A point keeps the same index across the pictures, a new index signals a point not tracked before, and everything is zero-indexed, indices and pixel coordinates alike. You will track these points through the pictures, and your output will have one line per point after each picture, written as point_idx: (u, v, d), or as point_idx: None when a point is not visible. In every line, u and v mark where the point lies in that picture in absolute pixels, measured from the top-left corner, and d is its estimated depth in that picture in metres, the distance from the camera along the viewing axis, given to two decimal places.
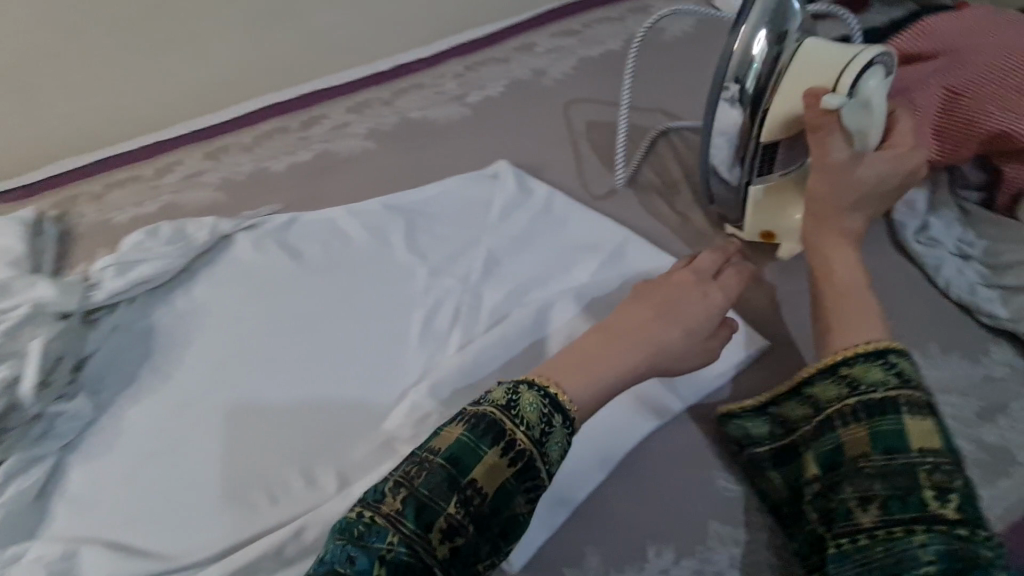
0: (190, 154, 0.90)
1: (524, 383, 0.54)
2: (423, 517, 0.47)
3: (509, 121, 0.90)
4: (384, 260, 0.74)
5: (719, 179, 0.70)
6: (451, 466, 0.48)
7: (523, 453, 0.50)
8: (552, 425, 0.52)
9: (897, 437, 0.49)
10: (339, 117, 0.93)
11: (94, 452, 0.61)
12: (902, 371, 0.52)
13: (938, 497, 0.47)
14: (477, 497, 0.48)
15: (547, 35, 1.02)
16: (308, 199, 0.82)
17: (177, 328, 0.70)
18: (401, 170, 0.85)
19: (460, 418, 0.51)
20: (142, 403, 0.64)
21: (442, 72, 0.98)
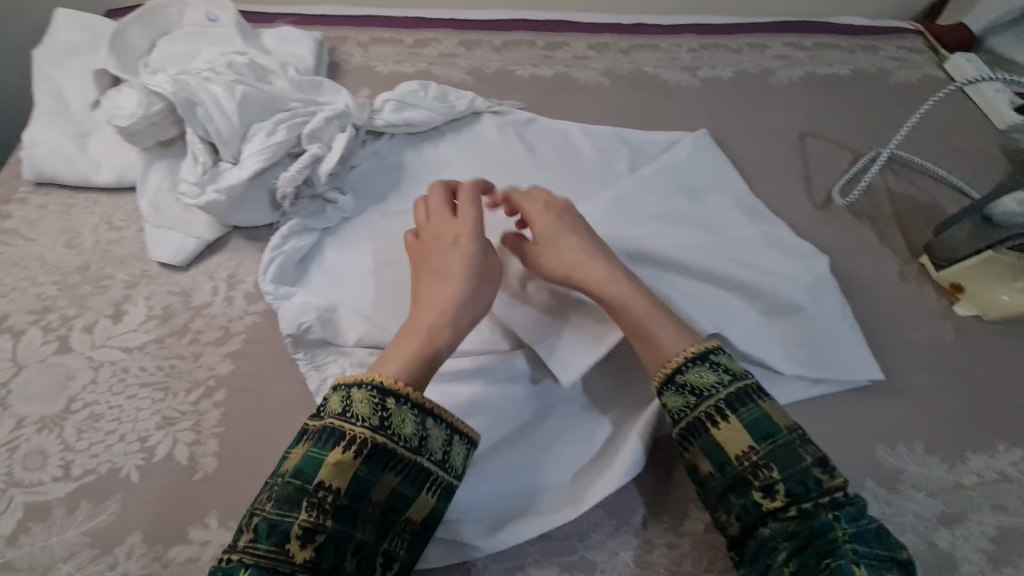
0: (445, 37, 1.00)
1: (352, 382, 0.49)
2: (275, 531, 0.44)
3: (734, 102, 0.96)
4: (608, 178, 0.82)
5: (976, 220, 0.72)
6: (296, 481, 0.45)
7: (369, 444, 0.47)
8: (387, 409, 0.48)
9: (721, 454, 0.50)
10: (580, 49, 1.01)
11: (349, 242, 0.70)
12: (689, 385, 0.52)
13: (767, 493, 0.48)
14: (328, 497, 0.45)
15: (780, 43, 1.07)
16: (546, 109, 0.91)
17: (422, 173, 0.79)
18: (629, 110, 0.92)
19: (302, 437, 0.48)
20: (389, 219, 0.74)
21: (678, 42, 1.05)
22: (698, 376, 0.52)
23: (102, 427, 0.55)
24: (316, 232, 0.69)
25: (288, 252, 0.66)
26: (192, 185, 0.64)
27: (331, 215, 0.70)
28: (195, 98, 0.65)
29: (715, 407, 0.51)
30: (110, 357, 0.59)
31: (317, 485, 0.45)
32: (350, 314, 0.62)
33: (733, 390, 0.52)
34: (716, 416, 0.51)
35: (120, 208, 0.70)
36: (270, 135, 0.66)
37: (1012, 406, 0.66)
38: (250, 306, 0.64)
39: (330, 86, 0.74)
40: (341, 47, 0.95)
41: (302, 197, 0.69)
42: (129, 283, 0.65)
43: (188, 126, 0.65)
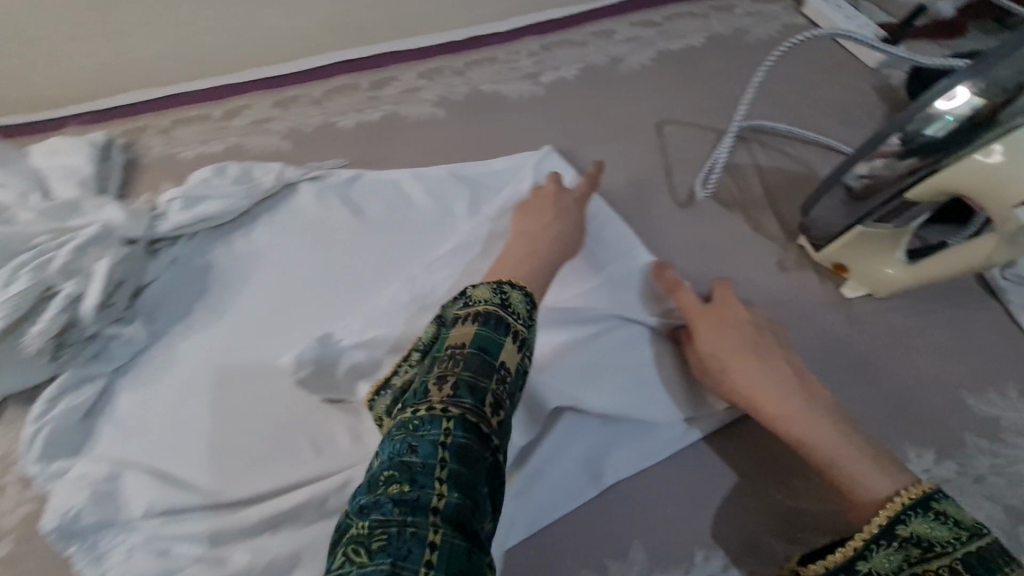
0: (259, 100, 0.90)
1: (504, 286, 0.52)
2: (476, 393, 0.44)
3: (582, 104, 0.87)
4: (445, 226, 0.73)
5: (824, 205, 0.63)
6: (482, 355, 0.46)
7: (522, 337, 0.49)
8: (534, 324, 0.51)
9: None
10: (410, 81, 0.92)
11: (143, 379, 0.61)
12: (918, 538, 0.44)
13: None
14: (508, 375, 0.46)
15: (627, 24, 0.99)
16: (374, 159, 0.82)
17: (230, 269, 0.69)
18: (467, 140, 0.83)
19: (461, 318, 0.49)
20: (194, 338, 0.64)
21: (517, 48, 0.96)
22: (933, 530, 0.44)
23: None
24: (99, 378, 0.60)
25: (66, 411, 0.57)
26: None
27: (115, 353, 0.61)
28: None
29: (951, 569, 0.42)
30: None
31: (494, 372, 0.45)
32: (143, 477, 0.54)
33: (967, 554, 0.42)
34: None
35: None
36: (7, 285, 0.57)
37: (912, 400, 0.59)
38: (27, 493, 0.55)
39: (88, 204, 0.66)
40: (140, 139, 0.85)
41: (67, 344, 0.59)
42: None
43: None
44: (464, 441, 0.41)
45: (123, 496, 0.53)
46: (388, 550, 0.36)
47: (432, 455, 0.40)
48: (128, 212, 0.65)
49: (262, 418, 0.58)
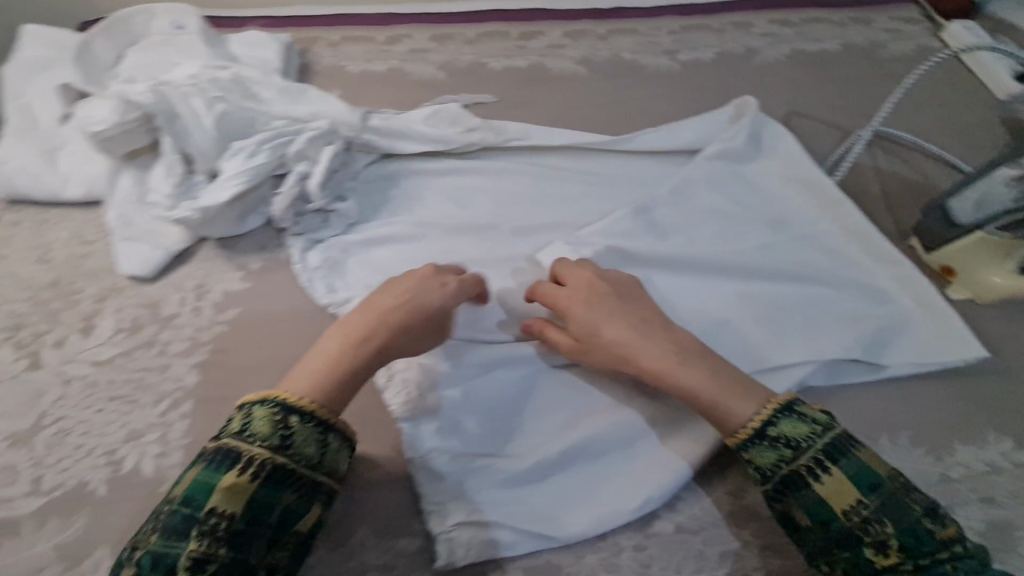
0: (418, 33, 0.98)
1: (258, 400, 0.49)
2: (160, 567, 0.42)
3: (715, 86, 0.93)
4: (602, 163, 0.80)
5: (943, 219, 0.70)
6: (182, 511, 0.44)
7: (264, 466, 0.46)
8: (291, 426, 0.48)
9: (822, 508, 0.47)
10: (556, 38, 0.99)
11: (346, 240, 0.70)
12: (785, 439, 0.49)
13: (878, 550, 0.44)
14: (222, 524, 0.44)
15: (765, 20, 1.04)
16: (521, 101, 0.89)
17: (425, 165, 0.77)
18: (605, 99, 0.90)
19: (201, 458, 0.47)
20: (383, 214, 0.73)
21: (658, 25, 1.02)
22: (792, 428, 0.49)
23: (71, 442, 0.56)
24: (326, 241, 0.69)
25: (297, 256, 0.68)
26: (165, 198, 0.65)
27: (337, 223, 0.70)
28: (174, 109, 0.65)
29: (815, 460, 0.48)
30: (80, 371, 0.60)
31: (331, 429, 0.50)
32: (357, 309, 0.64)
33: (827, 443, 0.48)
34: (819, 471, 0.47)
35: (91, 224, 0.71)
36: (251, 156, 0.66)
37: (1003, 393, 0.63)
38: (217, 317, 0.65)
39: (313, 94, 0.73)
40: (312, 49, 0.94)
41: (302, 213, 0.69)
42: (100, 296, 0.65)
43: (165, 137, 0.65)
44: (303, 490, 0.48)
45: None
46: None
47: (244, 519, 0.45)
48: (347, 108, 0.73)
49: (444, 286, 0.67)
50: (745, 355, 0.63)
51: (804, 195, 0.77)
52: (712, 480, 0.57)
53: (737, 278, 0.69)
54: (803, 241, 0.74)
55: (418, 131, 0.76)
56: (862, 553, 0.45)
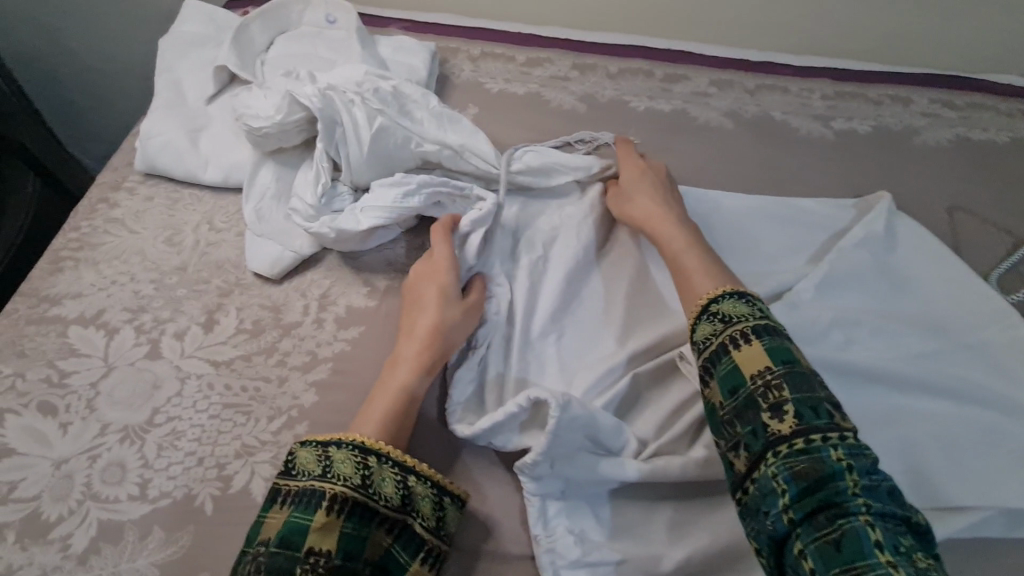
0: (559, 59, 0.95)
1: (331, 442, 0.48)
2: None
3: (871, 162, 0.86)
4: (743, 237, 0.74)
5: None
6: (282, 552, 0.42)
7: (354, 503, 0.45)
8: (371, 464, 0.47)
9: (734, 375, 0.48)
10: (702, 85, 0.94)
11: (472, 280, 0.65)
12: (722, 314, 0.52)
13: (775, 415, 0.45)
14: (321, 561, 0.42)
15: (926, 98, 0.97)
16: (662, 148, 0.84)
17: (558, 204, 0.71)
18: (752, 159, 0.85)
19: (282, 502, 0.46)
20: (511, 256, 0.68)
21: (810, 87, 0.96)
22: (733, 308, 0.52)
23: (182, 447, 0.52)
24: None
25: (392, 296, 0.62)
26: (307, 207, 0.62)
27: None
28: (337, 117, 0.63)
29: (743, 333, 0.50)
30: (197, 369, 0.57)
31: (411, 472, 0.48)
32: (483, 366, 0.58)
33: (758, 325, 0.50)
34: (740, 341, 0.49)
35: (222, 210, 0.68)
36: (406, 196, 0.62)
37: None
38: (339, 332, 0.61)
39: (467, 125, 0.69)
40: (452, 59, 0.92)
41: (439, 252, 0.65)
42: (224, 291, 0.62)
43: (320, 143, 0.62)
44: (395, 529, 0.46)
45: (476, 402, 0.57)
46: None
47: (340, 556, 0.43)
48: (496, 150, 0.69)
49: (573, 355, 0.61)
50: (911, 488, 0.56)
51: (968, 301, 0.69)
52: None
53: (897, 392, 0.62)
54: (972, 354, 0.65)
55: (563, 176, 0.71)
56: (761, 421, 0.45)
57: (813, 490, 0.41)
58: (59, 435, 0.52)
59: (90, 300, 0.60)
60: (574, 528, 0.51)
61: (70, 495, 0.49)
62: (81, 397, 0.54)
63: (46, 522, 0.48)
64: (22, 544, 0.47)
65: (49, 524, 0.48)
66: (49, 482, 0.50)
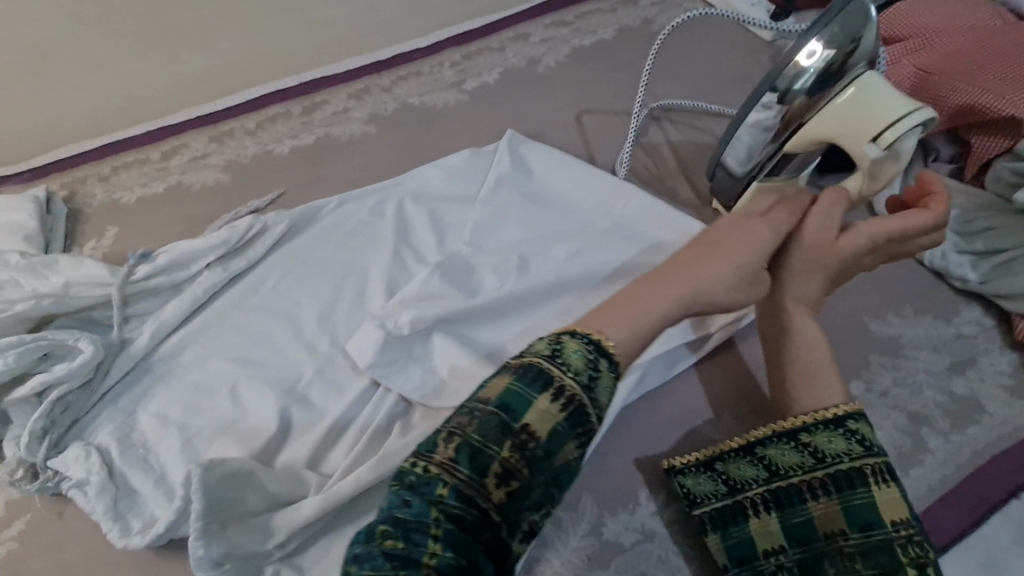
0: (196, 138, 0.93)
1: (564, 333, 0.47)
2: (478, 461, 0.40)
3: (506, 106, 0.93)
4: (399, 225, 0.77)
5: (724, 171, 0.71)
6: (503, 414, 0.42)
7: (574, 400, 0.44)
8: (599, 371, 0.46)
9: (868, 513, 0.46)
10: (340, 103, 0.96)
11: (133, 404, 0.63)
12: (862, 436, 0.48)
13: (919, 570, 0.44)
14: (532, 441, 0.42)
15: (541, 27, 1.05)
16: (311, 181, 0.85)
17: (207, 286, 0.70)
18: (400, 152, 0.88)
19: (505, 369, 0.45)
20: (175, 356, 0.66)
21: (440, 61, 1.01)
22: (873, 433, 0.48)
23: None
24: (109, 417, 0.62)
25: (13, 467, 0.58)
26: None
27: (118, 390, 0.64)
28: None
29: (881, 467, 0.47)
30: None
31: (602, 357, 0.47)
32: (145, 480, 0.57)
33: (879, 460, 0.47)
34: (882, 477, 0.46)
35: None
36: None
37: (830, 332, 0.64)
38: (5, 531, 0.57)
39: (65, 262, 0.66)
40: (82, 189, 0.87)
41: (85, 395, 0.62)
42: None
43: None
44: (581, 442, 0.44)
45: (134, 521, 0.55)
46: (411, 538, 0.39)
47: (544, 446, 0.42)
48: (109, 268, 0.67)
49: (242, 426, 0.61)
50: None
51: (597, 192, 0.76)
52: (564, 524, 0.53)
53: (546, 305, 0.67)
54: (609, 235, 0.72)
55: (199, 261, 0.71)
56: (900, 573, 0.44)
57: None
58: None
59: None
60: None
61: None
62: None
63: None
64: None
65: None
66: None
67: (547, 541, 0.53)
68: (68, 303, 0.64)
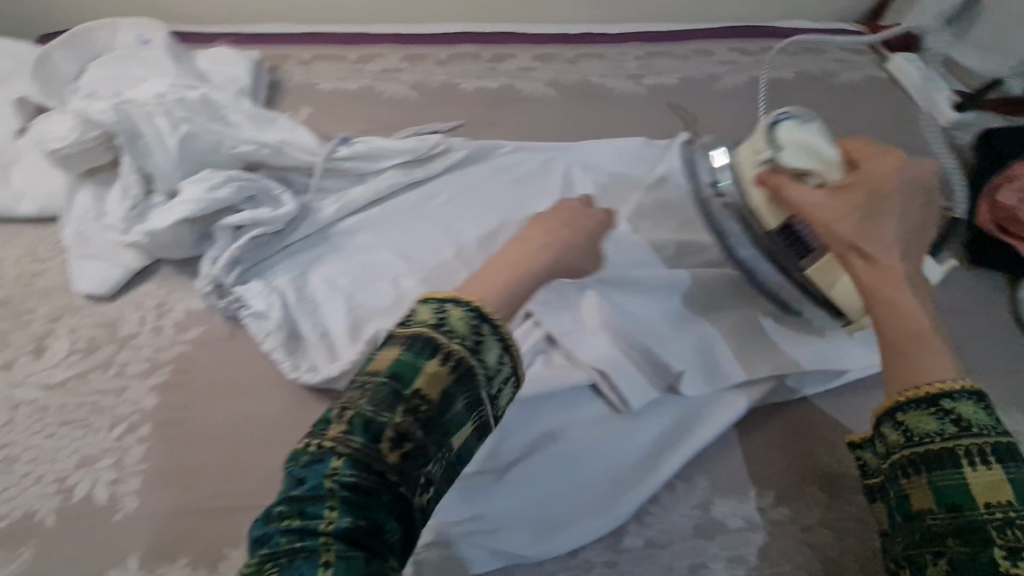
0: (390, 52, 0.99)
1: (448, 299, 0.47)
2: (371, 430, 0.40)
3: (679, 111, 0.97)
4: (567, 184, 0.81)
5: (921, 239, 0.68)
6: (393, 382, 0.42)
7: (462, 364, 0.43)
8: (483, 334, 0.46)
9: (959, 494, 0.42)
10: (526, 60, 1.01)
11: (309, 263, 0.69)
12: (958, 416, 0.44)
13: (1011, 555, 0.39)
14: (424, 405, 0.42)
15: (725, 49, 1.09)
16: (490, 123, 0.91)
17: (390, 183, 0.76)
18: (574, 122, 0.93)
19: (392, 341, 0.44)
20: (350, 234, 0.72)
21: (624, 51, 1.05)
22: (975, 411, 0.44)
23: (18, 470, 0.53)
24: (289, 268, 0.68)
25: (204, 283, 0.64)
26: (121, 220, 0.63)
27: (298, 247, 0.70)
28: (138, 129, 0.64)
29: (981, 447, 0.43)
30: (30, 396, 0.57)
31: (505, 338, 0.47)
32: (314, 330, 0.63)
33: (1005, 444, 0.43)
34: (946, 457, 0.43)
35: (46, 240, 0.68)
36: (214, 188, 0.64)
37: None
38: (180, 335, 0.63)
39: (285, 122, 0.73)
40: (282, 65, 0.94)
41: (273, 243, 0.68)
42: (54, 316, 0.63)
43: (126, 156, 0.64)
44: (476, 402, 0.44)
45: (299, 362, 0.61)
46: (307, 510, 0.38)
47: (442, 412, 0.43)
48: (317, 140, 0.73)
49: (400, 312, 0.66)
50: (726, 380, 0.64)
51: None
52: (676, 492, 0.58)
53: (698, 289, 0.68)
54: None
55: (389, 158, 0.77)
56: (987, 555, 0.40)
57: None
58: None
59: None
60: None
61: None
62: None
63: None
64: None
65: None
66: None
67: (660, 500, 0.57)
68: (280, 157, 0.70)
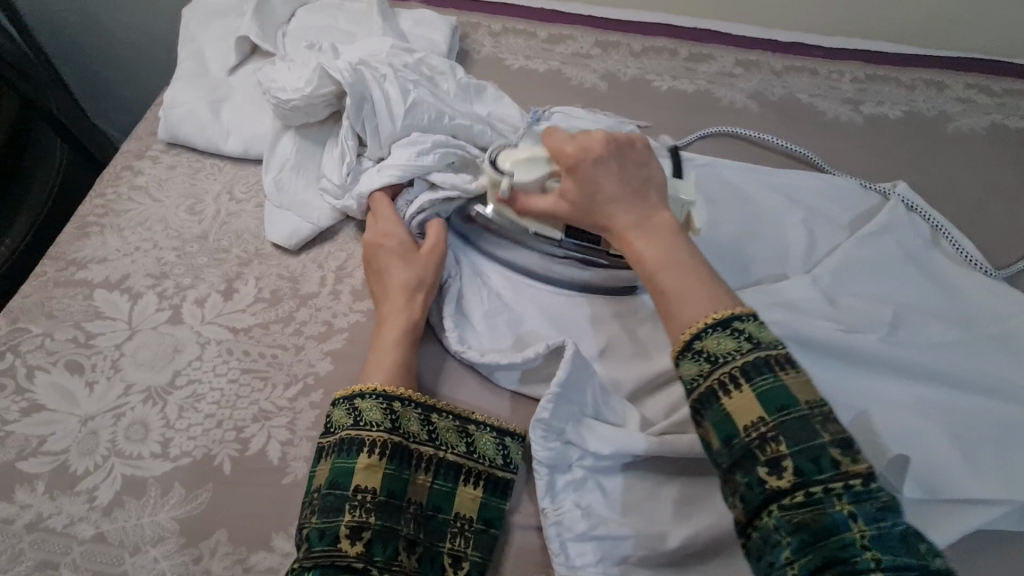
0: (582, 36, 0.93)
1: (355, 394, 0.51)
2: (329, 534, 0.45)
3: (900, 150, 0.84)
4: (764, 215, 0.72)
5: None
6: (334, 490, 0.46)
7: (393, 445, 0.49)
8: (398, 412, 0.50)
9: (725, 423, 0.41)
10: (727, 65, 0.91)
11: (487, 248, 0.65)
12: (708, 352, 0.43)
13: (773, 470, 0.38)
14: (370, 495, 0.46)
15: (967, 83, 0.92)
16: (682, 131, 0.83)
17: None
18: (773, 145, 0.82)
19: (322, 455, 0.49)
20: None
21: (841, 70, 0.92)
22: (718, 342, 0.43)
23: (202, 409, 0.54)
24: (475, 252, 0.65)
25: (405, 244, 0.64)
26: (336, 184, 0.65)
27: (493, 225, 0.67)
28: (367, 92, 0.63)
29: (731, 374, 0.42)
30: (217, 335, 0.58)
31: (395, 400, 0.51)
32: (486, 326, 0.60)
33: (754, 358, 0.42)
34: (729, 384, 0.42)
35: (243, 180, 0.69)
36: (421, 153, 0.62)
37: None
38: (354, 304, 0.62)
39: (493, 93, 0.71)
40: (473, 35, 0.91)
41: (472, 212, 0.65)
42: (243, 260, 0.64)
43: (347, 120, 0.64)
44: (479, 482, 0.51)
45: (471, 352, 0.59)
46: None
47: (480, 521, 0.50)
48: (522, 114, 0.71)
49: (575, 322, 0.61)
50: (951, 497, 0.55)
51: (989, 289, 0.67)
52: None
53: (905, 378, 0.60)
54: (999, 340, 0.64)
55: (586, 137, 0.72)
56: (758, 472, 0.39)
57: (816, 543, 0.36)
58: (85, 394, 0.54)
59: (115, 265, 0.62)
60: (581, 503, 0.51)
61: (96, 450, 0.52)
62: (106, 357, 0.56)
63: (74, 475, 0.50)
64: (50, 494, 0.50)
65: (75, 477, 0.50)
66: (77, 436, 0.52)
67: None
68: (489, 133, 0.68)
